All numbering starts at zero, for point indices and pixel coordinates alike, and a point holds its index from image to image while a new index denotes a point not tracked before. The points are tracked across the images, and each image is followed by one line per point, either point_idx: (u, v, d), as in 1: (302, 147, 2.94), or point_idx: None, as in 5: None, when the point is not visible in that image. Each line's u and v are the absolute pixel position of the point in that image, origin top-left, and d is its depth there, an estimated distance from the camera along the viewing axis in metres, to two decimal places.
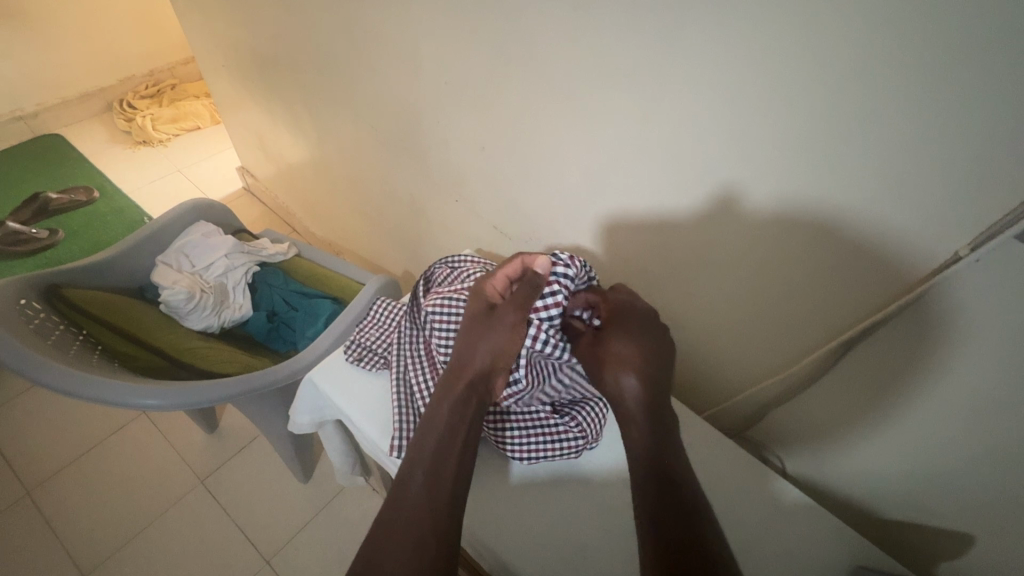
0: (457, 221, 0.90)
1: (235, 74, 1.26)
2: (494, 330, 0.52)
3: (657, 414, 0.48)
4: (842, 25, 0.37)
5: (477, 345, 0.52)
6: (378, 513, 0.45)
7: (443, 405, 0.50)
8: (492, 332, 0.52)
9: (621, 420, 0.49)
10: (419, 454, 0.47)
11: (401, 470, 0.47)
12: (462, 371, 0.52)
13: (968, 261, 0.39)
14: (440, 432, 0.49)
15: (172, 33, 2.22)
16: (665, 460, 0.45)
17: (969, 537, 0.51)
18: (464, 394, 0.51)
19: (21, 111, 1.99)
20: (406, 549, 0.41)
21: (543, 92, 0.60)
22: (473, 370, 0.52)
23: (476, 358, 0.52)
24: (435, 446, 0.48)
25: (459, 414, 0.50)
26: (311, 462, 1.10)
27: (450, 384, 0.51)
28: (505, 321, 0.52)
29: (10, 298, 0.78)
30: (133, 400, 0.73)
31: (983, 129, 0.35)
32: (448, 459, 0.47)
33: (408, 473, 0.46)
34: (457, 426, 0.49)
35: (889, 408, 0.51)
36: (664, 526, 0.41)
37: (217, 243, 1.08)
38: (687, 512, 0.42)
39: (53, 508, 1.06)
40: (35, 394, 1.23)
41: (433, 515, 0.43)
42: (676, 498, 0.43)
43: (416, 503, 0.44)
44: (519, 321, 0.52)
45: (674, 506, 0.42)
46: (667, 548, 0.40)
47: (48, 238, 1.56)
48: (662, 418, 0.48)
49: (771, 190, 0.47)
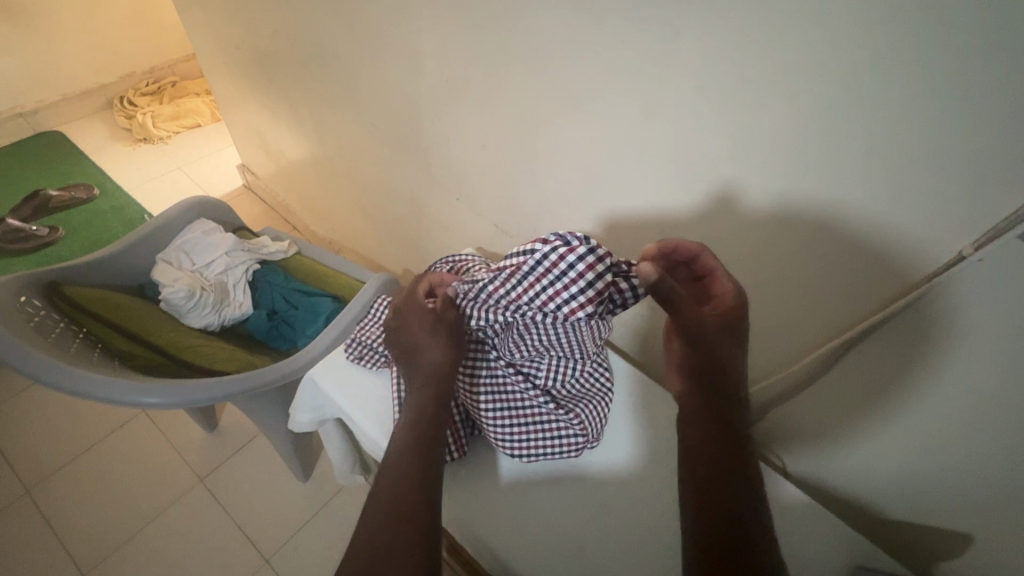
0: (458, 219, 0.90)
1: (236, 72, 1.26)
2: (445, 328, 0.54)
3: (729, 400, 0.45)
4: (842, 29, 0.37)
5: (433, 343, 0.53)
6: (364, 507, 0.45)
7: (423, 400, 0.51)
8: (439, 329, 0.54)
9: (693, 402, 0.46)
10: (399, 450, 0.48)
11: (384, 465, 0.47)
12: (428, 372, 0.52)
13: (971, 262, 0.38)
14: (420, 427, 0.49)
15: (172, 31, 2.22)
16: (724, 468, 0.42)
17: (969, 538, 0.51)
18: (427, 386, 0.52)
19: (21, 107, 1.98)
20: (387, 540, 0.41)
21: (544, 90, 0.59)
22: (430, 364, 0.52)
23: (426, 350, 0.53)
24: (418, 438, 0.49)
25: (438, 403, 0.51)
26: (311, 460, 1.10)
27: (423, 386, 0.52)
28: (450, 323, 0.54)
29: (10, 296, 0.78)
30: (130, 397, 0.73)
31: (986, 130, 0.34)
32: (412, 450, 0.48)
33: (393, 467, 0.47)
34: (426, 416, 0.50)
35: (889, 409, 0.50)
36: (700, 503, 0.40)
37: (218, 241, 1.08)
38: (734, 525, 0.38)
39: (53, 505, 1.06)
40: (35, 392, 1.23)
41: (425, 499, 0.45)
42: (724, 509, 0.39)
43: (403, 490, 0.45)
44: (460, 317, 0.55)
45: (709, 484, 0.41)
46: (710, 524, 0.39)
47: (48, 236, 1.56)
48: (730, 402, 0.45)
49: (770, 189, 0.47)
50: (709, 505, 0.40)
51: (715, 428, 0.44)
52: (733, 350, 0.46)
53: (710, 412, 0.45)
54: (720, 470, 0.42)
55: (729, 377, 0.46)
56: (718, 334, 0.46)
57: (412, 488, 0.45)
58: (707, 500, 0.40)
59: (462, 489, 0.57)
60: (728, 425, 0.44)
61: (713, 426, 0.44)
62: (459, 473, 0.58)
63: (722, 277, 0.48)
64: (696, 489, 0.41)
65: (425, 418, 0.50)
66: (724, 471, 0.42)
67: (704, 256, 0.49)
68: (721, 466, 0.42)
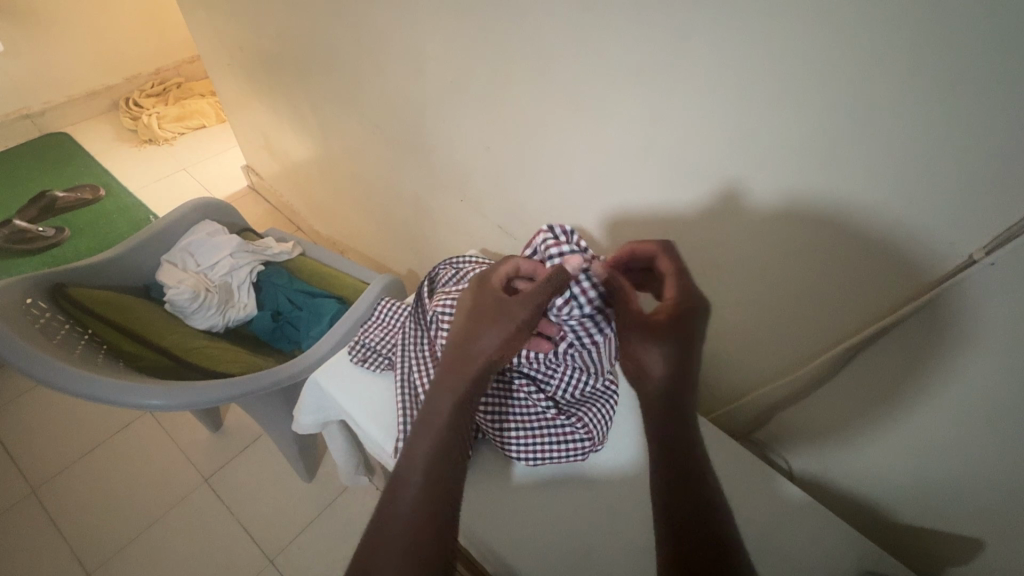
0: (461, 218, 0.90)
1: (241, 74, 1.27)
2: (505, 320, 0.47)
3: (682, 411, 0.42)
4: (846, 26, 0.37)
5: (487, 333, 0.46)
6: (372, 518, 0.42)
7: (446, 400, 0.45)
8: (504, 319, 0.47)
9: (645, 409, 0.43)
10: (413, 454, 0.44)
11: (396, 470, 0.43)
12: (468, 363, 0.46)
13: (983, 265, 0.39)
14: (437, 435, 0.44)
15: (177, 32, 2.23)
16: (687, 482, 0.40)
17: (980, 539, 0.50)
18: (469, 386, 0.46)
19: (28, 109, 2.00)
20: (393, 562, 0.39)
21: (548, 88, 0.59)
22: (483, 357, 0.46)
23: (486, 338, 0.46)
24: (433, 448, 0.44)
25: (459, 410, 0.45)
26: (315, 461, 1.10)
27: (452, 379, 0.45)
28: (516, 316, 0.48)
29: (16, 298, 0.79)
30: (135, 399, 0.73)
31: (991, 128, 0.34)
32: (438, 465, 0.43)
33: (405, 478, 0.43)
34: (458, 425, 0.45)
35: (899, 411, 0.50)
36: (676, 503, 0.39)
37: (223, 242, 1.08)
38: (703, 534, 0.38)
39: (59, 505, 1.06)
40: (41, 392, 1.24)
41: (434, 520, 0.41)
42: (700, 510, 0.39)
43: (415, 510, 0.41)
44: (532, 312, 0.49)
45: (686, 483, 0.40)
46: (682, 528, 0.38)
47: (55, 237, 1.57)
48: (683, 414, 0.42)
49: (775, 188, 0.47)
50: (677, 515, 0.39)
51: (668, 443, 0.41)
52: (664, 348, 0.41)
53: (659, 425, 0.42)
54: (684, 482, 0.40)
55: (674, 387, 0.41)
56: (653, 331, 0.42)
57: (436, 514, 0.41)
58: (677, 512, 0.39)
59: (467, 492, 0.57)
60: (683, 441, 0.41)
61: (664, 440, 0.41)
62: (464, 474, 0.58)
63: (671, 274, 0.47)
64: (666, 502, 0.40)
65: (443, 424, 0.45)
66: (690, 483, 0.40)
67: (658, 257, 0.49)
68: (683, 480, 0.40)
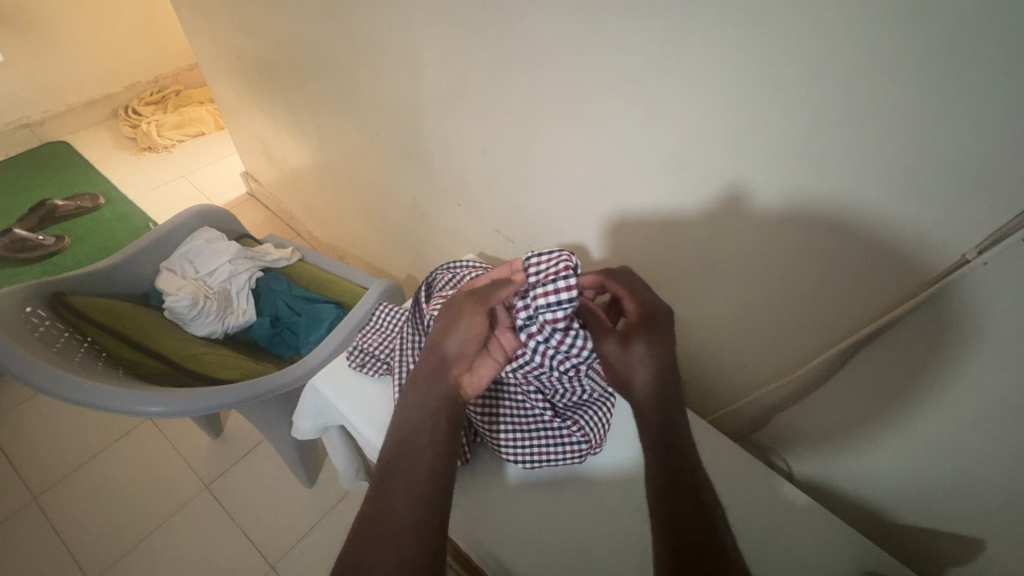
0: (459, 223, 0.91)
1: (240, 81, 1.27)
2: (461, 318, 0.52)
3: (667, 413, 0.46)
4: (836, 34, 0.37)
5: (452, 336, 0.51)
6: (362, 510, 0.44)
7: (418, 400, 0.49)
8: (456, 322, 0.52)
9: (637, 417, 0.47)
10: (397, 449, 0.47)
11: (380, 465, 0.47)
12: (433, 362, 0.51)
13: (975, 265, 0.39)
14: (412, 427, 0.48)
15: (174, 40, 2.23)
16: (680, 481, 0.43)
17: (977, 537, 0.51)
18: (438, 389, 0.50)
19: (28, 118, 2.00)
20: (381, 544, 0.41)
21: (543, 92, 0.60)
22: (444, 361, 0.51)
23: (447, 346, 0.51)
24: (412, 443, 0.47)
25: (432, 411, 0.49)
26: (316, 467, 1.10)
27: (420, 377, 0.51)
28: (469, 314, 0.52)
29: (17, 307, 0.79)
30: (136, 407, 0.73)
31: (983, 132, 0.35)
32: (422, 451, 0.47)
33: (389, 470, 0.46)
34: (425, 414, 0.49)
35: (897, 411, 0.51)
36: (667, 500, 0.42)
37: (221, 249, 1.09)
38: (695, 528, 0.40)
39: (60, 513, 1.06)
40: (41, 401, 1.23)
41: (425, 500, 0.44)
42: (692, 505, 0.41)
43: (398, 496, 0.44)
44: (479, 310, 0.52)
45: (680, 481, 0.43)
46: (678, 525, 0.40)
47: (55, 245, 1.57)
48: (673, 415, 0.46)
49: (771, 192, 0.47)
50: (675, 519, 0.41)
51: (658, 444, 0.45)
52: (639, 350, 0.47)
53: (651, 428, 0.46)
54: (676, 476, 0.43)
55: (657, 393, 0.46)
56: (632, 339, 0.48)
57: (424, 497, 0.44)
58: (669, 506, 0.42)
59: (467, 498, 0.57)
60: (670, 442, 0.45)
61: (656, 441, 0.46)
62: (464, 480, 0.58)
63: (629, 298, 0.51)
64: (661, 498, 0.43)
65: (416, 415, 0.49)
66: (686, 482, 0.43)
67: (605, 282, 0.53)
68: (671, 477, 0.43)
